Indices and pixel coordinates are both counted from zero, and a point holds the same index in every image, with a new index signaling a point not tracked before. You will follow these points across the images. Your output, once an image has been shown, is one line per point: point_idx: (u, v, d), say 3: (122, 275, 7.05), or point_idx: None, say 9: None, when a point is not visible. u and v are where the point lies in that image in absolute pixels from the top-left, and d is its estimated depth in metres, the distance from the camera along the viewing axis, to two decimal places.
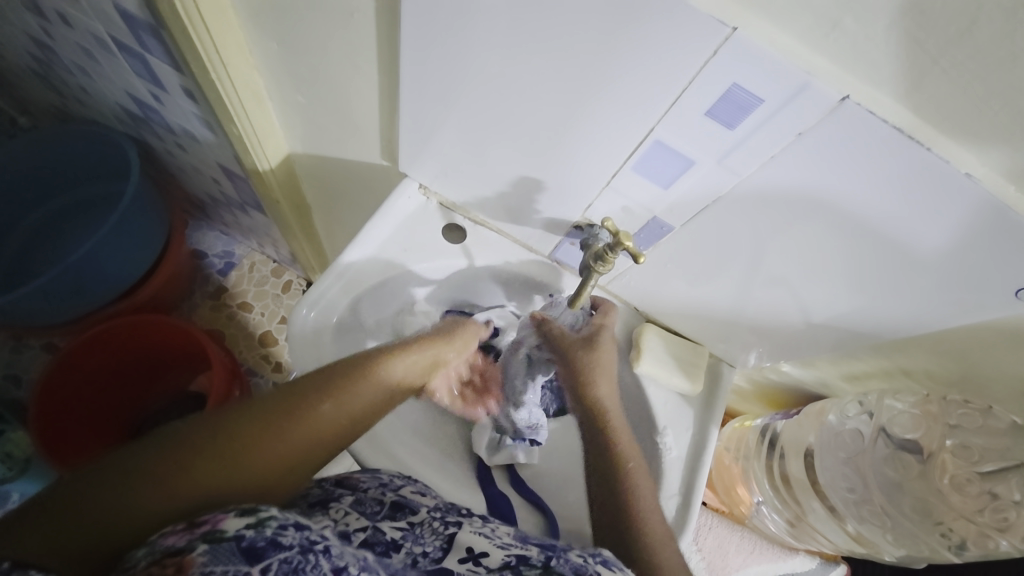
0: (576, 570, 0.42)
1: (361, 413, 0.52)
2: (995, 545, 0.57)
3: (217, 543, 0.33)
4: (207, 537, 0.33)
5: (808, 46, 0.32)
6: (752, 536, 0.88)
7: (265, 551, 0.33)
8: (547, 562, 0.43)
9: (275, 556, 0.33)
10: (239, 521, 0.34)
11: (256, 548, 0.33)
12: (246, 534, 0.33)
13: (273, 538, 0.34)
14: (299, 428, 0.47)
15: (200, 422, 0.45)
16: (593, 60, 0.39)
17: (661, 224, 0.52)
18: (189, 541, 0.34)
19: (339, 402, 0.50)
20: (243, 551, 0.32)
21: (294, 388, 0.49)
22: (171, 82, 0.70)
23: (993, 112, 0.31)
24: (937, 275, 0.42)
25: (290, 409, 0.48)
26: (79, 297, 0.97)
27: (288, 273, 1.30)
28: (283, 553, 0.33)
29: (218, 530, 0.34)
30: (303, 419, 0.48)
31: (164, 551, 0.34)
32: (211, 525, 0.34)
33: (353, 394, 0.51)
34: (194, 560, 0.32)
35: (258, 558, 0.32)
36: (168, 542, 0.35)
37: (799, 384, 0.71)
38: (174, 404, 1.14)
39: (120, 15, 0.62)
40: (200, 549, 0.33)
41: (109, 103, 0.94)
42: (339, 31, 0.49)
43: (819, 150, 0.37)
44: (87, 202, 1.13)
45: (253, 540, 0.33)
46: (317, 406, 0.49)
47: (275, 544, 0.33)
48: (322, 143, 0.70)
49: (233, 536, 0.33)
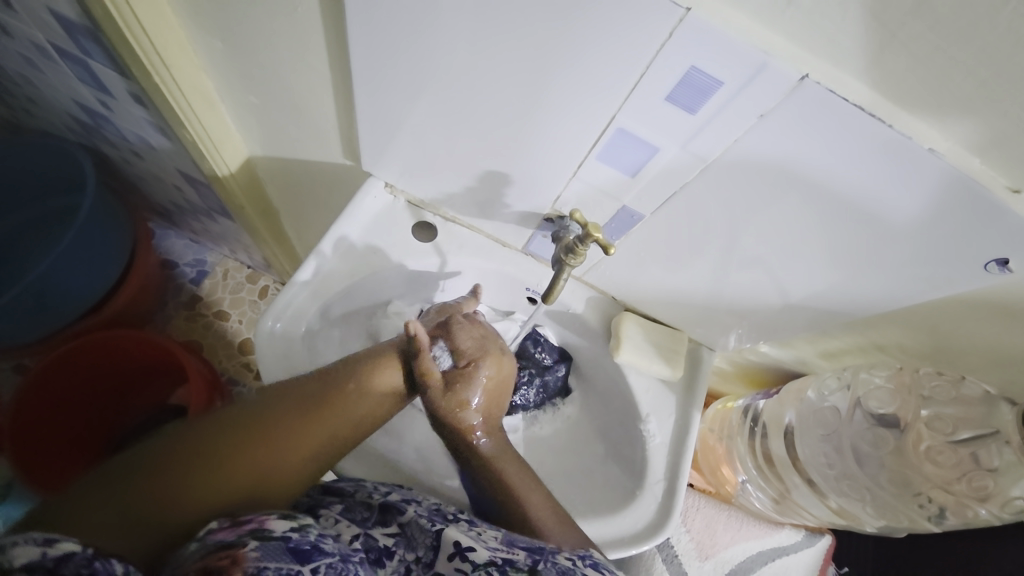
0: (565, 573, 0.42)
1: (382, 404, 0.53)
2: (974, 513, 0.58)
3: (267, 541, 0.37)
4: (255, 534, 0.37)
5: (765, 23, 0.31)
6: (739, 514, 0.89)
7: (311, 553, 0.38)
8: (535, 568, 0.42)
9: (321, 559, 0.38)
10: (283, 523, 0.39)
11: (303, 550, 0.37)
12: (293, 537, 0.38)
13: (316, 543, 0.39)
14: (321, 426, 0.49)
15: (209, 428, 0.46)
16: (548, 45, 0.38)
17: (632, 213, 0.51)
18: (238, 536, 0.37)
19: (360, 391, 0.51)
20: (291, 551, 0.37)
21: (313, 390, 0.50)
22: (118, 87, 0.66)
23: (957, 82, 0.30)
24: (906, 247, 0.42)
25: (309, 405, 0.49)
26: (42, 316, 0.93)
27: (263, 278, 1.27)
28: (327, 558, 0.38)
29: (265, 529, 0.38)
30: (325, 417, 0.49)
31: (215, 545, 0.37)
32: (258, 524, 0.38)
33: (373, 385, 0.52)
34: (247, 554, 0.36)
35: (306, 559, 0.37)
36: (218, 537, 0.38)
37: (779, 363, 0.71)
38: (154, 417, 1.09)
39: (57, 20, 0.59)
40: (252, 545, 0.36)
41: (58, 112, 0.90)
42: (286, 27, 0.47)
43: (784, 131, 0.36)
44: (44, 217, 1.08)
45: (299, 542, 0.38)
46: (338, 396, 0.50)
47: (319, 549, 0.38)
48: (282, 145, 0.68)
49: (280, 537, 0.38)
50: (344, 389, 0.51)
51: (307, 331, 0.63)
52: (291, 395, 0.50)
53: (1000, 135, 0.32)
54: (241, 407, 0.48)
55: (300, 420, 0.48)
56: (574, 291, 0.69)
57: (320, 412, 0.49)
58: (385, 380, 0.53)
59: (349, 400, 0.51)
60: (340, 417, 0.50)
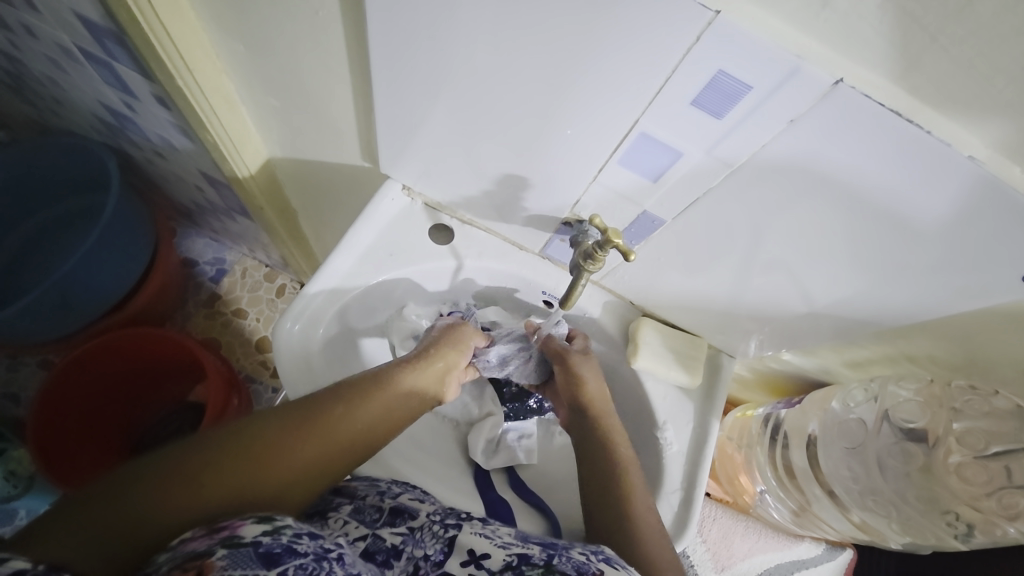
0: (580, 569, 0.41)
1: (371, 421, 0.52)
2: (1002, 533, 0.55)
3: (236, 548, 0.36)
4: (226, 542, 0.36)
5: (797, 27, 0.30)
6: (757, 525, 0.88)
7: (281, 556, 0.36)
8: (550, 561, 0.41)
9: (291, 561, 0.36)
10: (256, 528, 0.38)
11: (273, 554, 0.36)
12: (264, 541, 0.37)
13: (289, 545, 0.37)
14: (308, 442, 0.48)
15: (197, 439, 0.46)
16: (572, 47, 0.37)
17: (652, 218, 0.50)
18: (210, 545, 0.36)
19: (351, 408, 0.51)
20: (260, 556, 0.36)
21: (302, 407, 0.50)
22: (141, 89, 0.67)
23: (997, 90, 0.29)
24: (939, 256, 0.40)
25: (300, 420, 0.49)
26: (67, 313, 0.95)
27: (281, 277, 1.28)
28: (298, 559, 0.36)
29: (237, 536, 0.37)
30: (313, 432, 0.49)
31: (186, 555, 0.36)
32: (231, 532, 0.38)
33: (365, 403, 0.52)
34: (214, 564, 0.35)
35: (275, 562, 0.35)
36: (190, 546, 0.37)
37: (801, 371, 0.70)
38: (173, 415, 1.13)
39: (82, 23, 0.60)
40: (220, 554, 0.35)
41: (84, 113, 0.92)
42: (305, 30, 0.47)
43: (815, 135, 0.35)
44: (71, 215, 1.10)
45: (270, 546, 0.36)
46: (329, 411, 0.50)
47: (291, 551, 0.37)
48: (301, 147, 0.68)
49: (251, 542, 0.36)
50: (335, 407, 0.51)
51: (325, 332, 0.63)
52: (282, 411, 0.50)
53: None
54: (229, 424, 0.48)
55: (290, 434, 0.48)
56: (591, 296, 0.68)
57: (310, 428, 0.49)
58: (378, 398, 0.53)
59: (339, 417, 0.50)
60: (327, 432, 0.49)
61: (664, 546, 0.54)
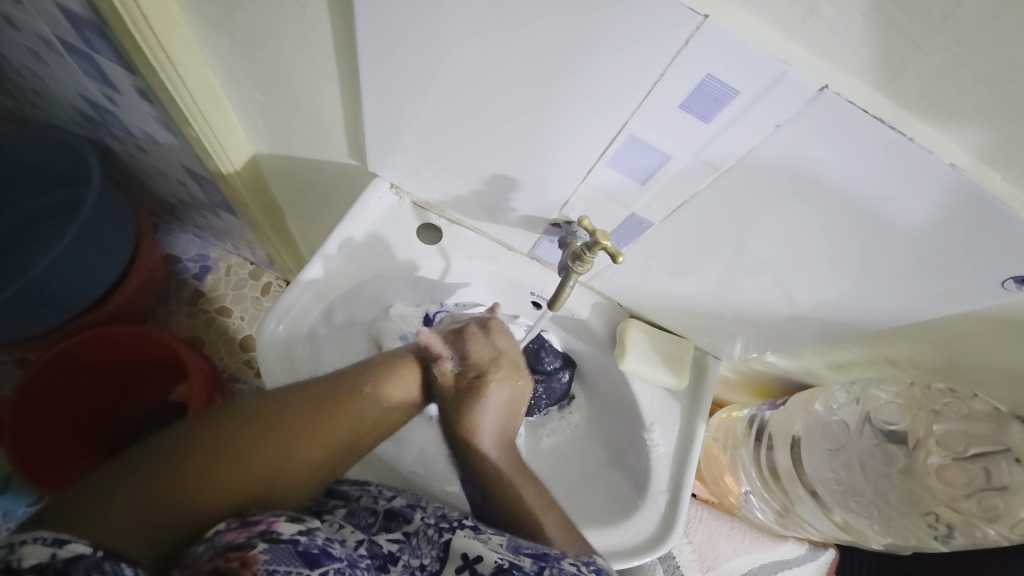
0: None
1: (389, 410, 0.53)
2: (982, 534, 0.57)
3: (277, 544, 0.36)
4: (266, 536, 0.36)
5: (785, 32, 0.30)
6: (742, 525, 0.89)
7: (320, 557, 0.36)
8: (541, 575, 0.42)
9: (330, 564, 0.36)
10: (292, 526, 0.38)
11: (312, 554, 0.36)
12: (302, 540, 0.37)
13: (325, 547, 0.37)
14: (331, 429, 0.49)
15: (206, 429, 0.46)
16: (561, 44, 0.37)
17: (640, 220, 0.50)
18: (248, 537, 0.37)
19: (370, 397, 0.51)
20: (301, 554, 0.36)
21: (322, 394, 0.50)
22: (123, 82, 0.66)
23: (979, 98, 0.29)
24: (916, 259, 0.41)
25: (319, 410, 0.49)
26: (44, 309, 0.93)
27: (266, 275, 1.26)
28: (336, 563, 0.37)
29: (274, 532, 0.37)
30: (335, 420, 0.49)
31: (224, 546, 0.37)
32: (267, 526, 0.37)
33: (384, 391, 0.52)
34: (257, 557, 0.35)
35: (315, 563, 0.36)
36: (227, 538, 0.37)
37: (785, 373, 0.70)
38: (154, 415, 1.07)
39: (63, 14, 0.58)
40: (261, 547, 0.36)
41: (64, 105, 0.90)
42: (292, 25, 0.47)
43: (801, 140, 0.36)
44: (49, 210, 1.08)
45: (308, 545, 0.36)
46: (350, 400, 0.51)
47: (328, 553, 0.37)
48: (288, 144, 0.67)
49: (290, 539, 0.36)
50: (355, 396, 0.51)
51: (310, 333, 0.62)
52: (298, 394, 0.50)
53: (1013, 144, 0.31)
54: (244, 411, 0.48)
55: (308, 422, 0.48)
56: (579, 297, 0.68)
57: (330, 416, 0.49)
58: (396, 386, 0.53)
59: (358, 408, 0.51)
60: (348, 421, 0.50)
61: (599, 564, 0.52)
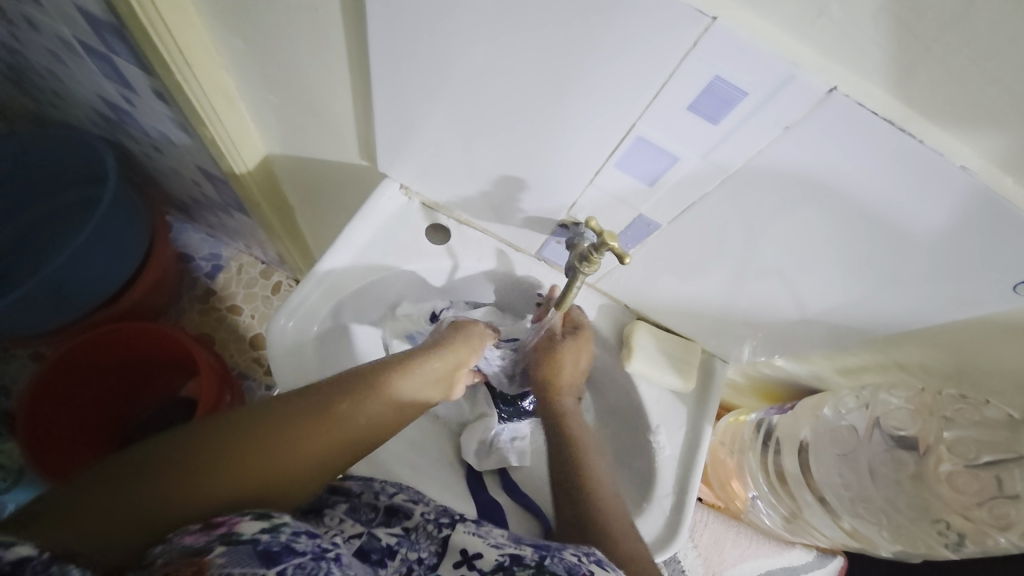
0: (570, 570, 0.40)
1: (385, 417, 0.52)
2: (994, 543, 0.56)
3: (235, 545, 0.36)
4: (225, 539, 0.37)
5: (794, 35, 0.31)
6: (748, 530, 0.89)
7: (280, 554, 0.36)
8: (541, 562, 0.40)
9: (289, 560, 0.36)
10: (254, 526, 0.38)
11: (271, 552, 0.36)
12: (262, 539, 0.37)
13: (288, 544, 0.37)
14: (328, 431, 0.49)
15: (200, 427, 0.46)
16: (570, 45, 0.37)
17: (648, 221, 0.50)
18: (207, 541, 0.37)
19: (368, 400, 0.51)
20: (259, 554, 0.36)
21: (320, 395, 0.50)
22: (140, 83, 0.67)
23: (991, 100, 0.29)
24: (926, 263, 0.40)
25: (316, 411, 0.49)
26: (60, 306, 0.94)
27: (277, 274, 1.28)
28: (296, 559, 0.36)
29: (236, 533, 0.37)
30: (331, 421, 0.49)
31: (182, 550, 0.37)
32: (228, 528, 0.38)
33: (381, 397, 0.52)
34: (212, 560, 0.35)
35: (274, 561, 0.35)
36: (186, 541, 0.37)
37: (794, 377, 0.70)
38: (165, 410, 1.11)
39: (84, 16, 0.60)
40: (218, 551, 0.36)
41: (83, 106, 0.92)
42: (304, 27, 0.47)
43: (811, 143, 0.35)
44: (66, 209, 1.10)
45: (268, 544, 0.36)
46: (347, 402, 0.50)
47: (290, 549, 0.36)
48: (300, 145, 0.68)
49: (249, 540, 0.37)
50: (353, 398, 0.51)
51: (318, 331, 0.63)
52: (297, 396, 0.49)
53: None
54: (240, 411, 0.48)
55: (305, 422, 0.48)
56: (586, 299, 0.68)
57: (326, 417, 0.49)
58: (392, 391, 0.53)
59: (353, 411, 0.50)
60: (344, 424, 0.50)
61: (618, 529, 0.52)
